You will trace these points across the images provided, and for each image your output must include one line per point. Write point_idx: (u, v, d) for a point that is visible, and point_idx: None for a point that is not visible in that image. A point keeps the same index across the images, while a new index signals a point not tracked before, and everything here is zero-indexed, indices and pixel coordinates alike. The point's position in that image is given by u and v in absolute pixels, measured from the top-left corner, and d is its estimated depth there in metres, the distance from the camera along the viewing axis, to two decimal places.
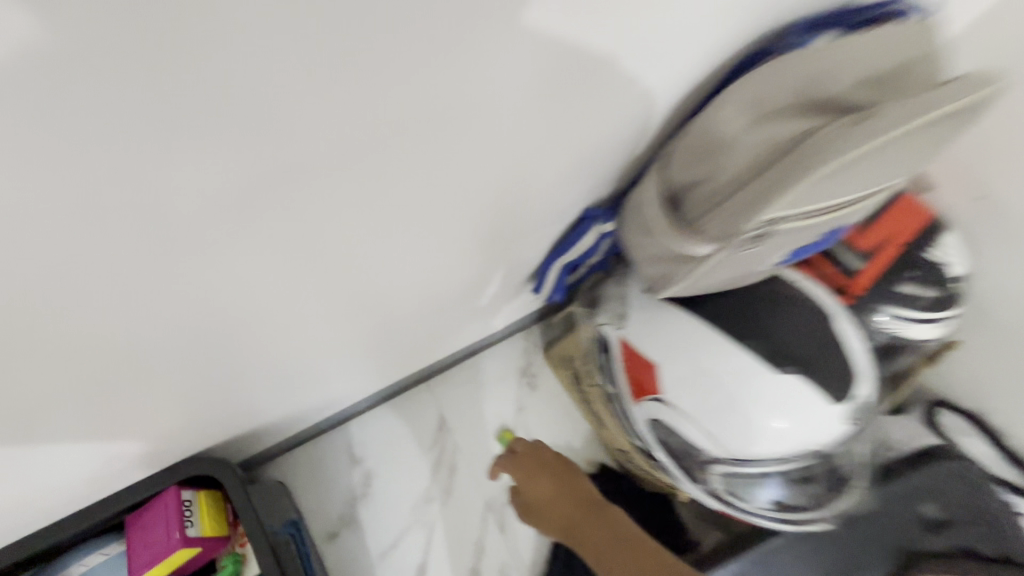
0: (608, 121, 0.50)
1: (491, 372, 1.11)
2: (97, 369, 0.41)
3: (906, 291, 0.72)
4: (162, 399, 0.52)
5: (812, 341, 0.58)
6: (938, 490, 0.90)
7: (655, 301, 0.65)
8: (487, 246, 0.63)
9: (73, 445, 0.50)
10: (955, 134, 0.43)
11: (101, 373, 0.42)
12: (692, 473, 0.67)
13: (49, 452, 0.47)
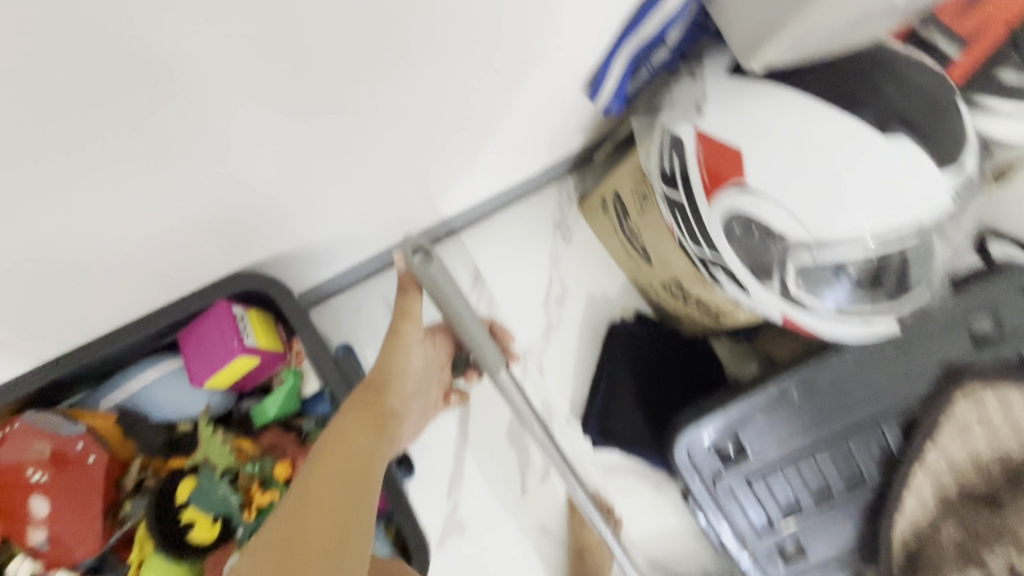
0: (549, 39, 0.57)
1: (522, 226, 1.05)
2: (125, 98, 0.36)
3: (1006, 80, 0.64)
4: (195, 169, 0.46)
5: (925, 103, 0.52)
6: (995, 301, 0.77)
7: (734, 85, 0.58)
8: (542, 43, 0.58)
9: (115, 220, 0.46)
10: None
11: (130, 101, 0.37)
12: (764, 273, 0.62)
13: (120, 220, 0.46)
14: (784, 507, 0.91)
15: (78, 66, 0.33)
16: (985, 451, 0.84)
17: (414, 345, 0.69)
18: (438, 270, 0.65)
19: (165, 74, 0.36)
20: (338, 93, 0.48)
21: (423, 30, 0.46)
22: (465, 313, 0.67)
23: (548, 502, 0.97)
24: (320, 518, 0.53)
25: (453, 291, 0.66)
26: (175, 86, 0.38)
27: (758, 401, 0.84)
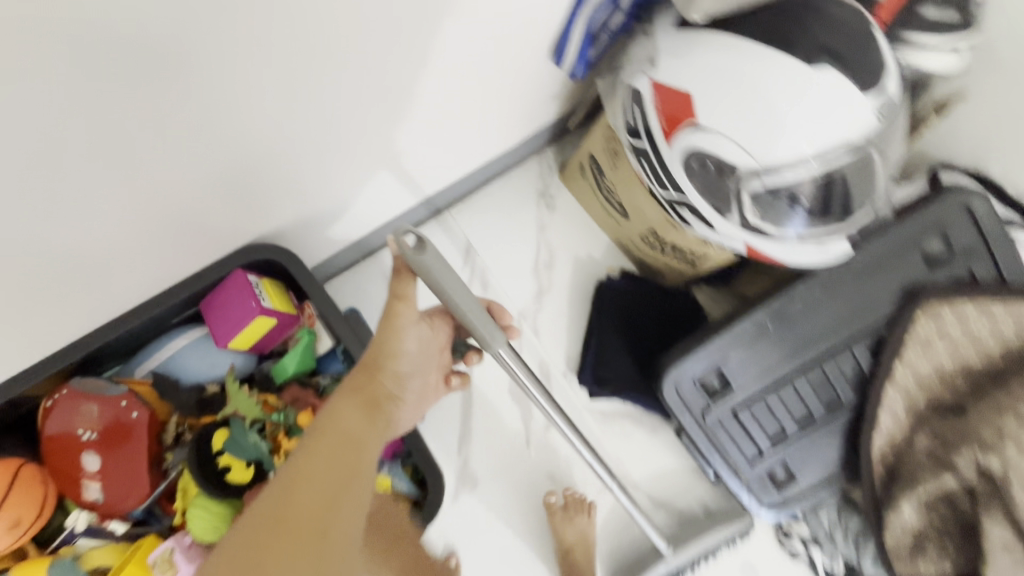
0: (515, 14, 0.64)
1: (508, 199, 1.12)
2: (156, 91, 0.43)
3: (929, 15, 0.71)
4: (213, 151, 0.53)
5: (849, 38, 0.59)
6: (943, 223, 0.84)
7: (682, 39, 0.64)
8: (510, 18, 0.64)
9: (145, 201, 0.52)
10: None
11: (161, 93, 0.43)
12: (723, 206, 0.68)
13: (149, 201, 0.53)
14: (771, 435, 0.98)
15: (118, 61, 0.38)
16: (948, 364, 0.91)
17: (409, 328, 0.70)
18: (435, 257, 0.64)
19: (187, 66, 0.42)
20: (333, 78, 0.54)
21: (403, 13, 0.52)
22: (464, 296, 0.66)
23: (553, 451, 1.04)
24: (312, 485, 0.56)
25: (450, 275, 0.65)
26: (195, 74, 0.44)
27: (735, 335, 0.92)
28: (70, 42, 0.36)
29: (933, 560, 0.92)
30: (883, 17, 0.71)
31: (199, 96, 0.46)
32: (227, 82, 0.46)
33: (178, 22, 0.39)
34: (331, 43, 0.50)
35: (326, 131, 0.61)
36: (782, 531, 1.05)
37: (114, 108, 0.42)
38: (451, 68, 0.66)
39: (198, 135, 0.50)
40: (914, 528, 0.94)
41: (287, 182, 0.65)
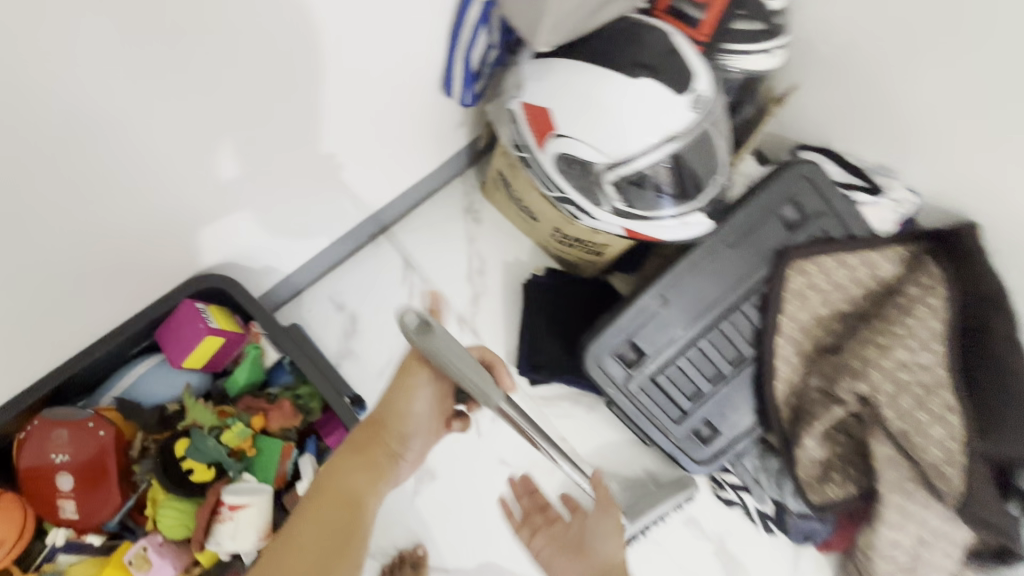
0: (400, 65, 0.78)
1: (437, 218, 1.24)
2: (95, 160, 0.54)
3: (740, 28, 0.88)
4: (151, 203, 0.64)
5: (662, 56, 0.74)
6: (792, 193, 1.01)
7: (538, 68, 0.79)
8: (396, 68, 0.78)
9: (93, 250, 0.63)
10: None
11: (99, 162, 0.54)
12: (594, 197, 0.82)
13: (97, 249, 0.63)
14: (689, 395, 1.10)
15: (60, 142, 0.50)
16: (823, 311, 1.05)
17: (417, 391, 0.75)
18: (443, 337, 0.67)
19: (121, 139, 0.54)
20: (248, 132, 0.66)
21: (300, 75, 0.65)
22: (468, 374, 0.67)
23: (503, 439, 1.14)
24: None
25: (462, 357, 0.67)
26: (127, 145, 0.55)
27: (640, 309, 1.05)
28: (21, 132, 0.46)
29: (838, 485, 1.06)
30: (702, 37, 0.88)
31: (132, 160, 0.57)
32: (154, 143, 0.57)
33: (107, 107, 0.50)
34: (242, 106, 0.62)
35: (251, 177, 0.73)
36: (716, 483, 1.17)
37: (60, 176, 0.53)
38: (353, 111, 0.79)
39: (135, 188, 0.60)
40: (821, 459, 1.08)
41: (222, 223, 0.76)
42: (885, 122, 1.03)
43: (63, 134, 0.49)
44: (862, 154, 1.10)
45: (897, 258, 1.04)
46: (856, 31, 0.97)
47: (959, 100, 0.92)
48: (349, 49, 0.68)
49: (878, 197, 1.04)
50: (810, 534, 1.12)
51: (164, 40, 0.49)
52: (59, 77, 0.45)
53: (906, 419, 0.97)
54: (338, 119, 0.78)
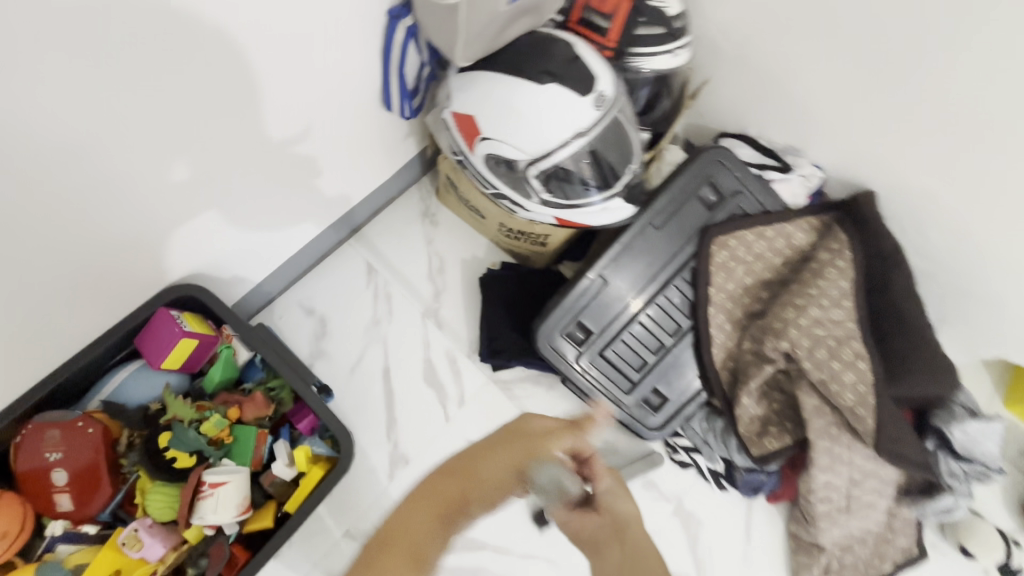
0: (339, 87, 0.88)
1: (396, 223, 1.34)
2: (72, 188, 0.63)
3: (643, 33, 0.99)
4: (124, 223, 0.73)
5: (567, 63, 0.84)
6: (708, 176, 1.12)
7: (461, 81, 0.89)
8: (337, 90, 0.88)
9: (74, 266, 0.71)
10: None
11: (75, 190, 0.63)
12: (523, 191, 0.93)
13: (77, 266, 0.72)
14: (636, 366, 1.20)
15: (40, 174, 0.59)
16: (748, 281, 1.17)
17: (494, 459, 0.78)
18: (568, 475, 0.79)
19: (92, 168, 0.63)
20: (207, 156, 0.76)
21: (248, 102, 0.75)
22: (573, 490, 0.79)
23: (470, 421, 1.23)
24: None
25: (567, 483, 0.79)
26: (98, 173, 0.64)
27: (583, 290, 1.15)
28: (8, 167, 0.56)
29: (775, 436, 1.16)
30: (610, 43, 1.00)
31: (104, 186, 0.66)
32: (121, 167, 0.66)
33: (79, 142, 0.60)
34: (197, 133, 0.72)
35: (212, 195, 0.82)
36: (670, 447, 1.27)
37: (42, 203, 0.61)
38: (302, 131, 0.88)
39: (108, 210, 0.69)
40: (759, 416, 1.18)
41: (190, 237, 0.85)
42: (787, 108, 1.15)
43: (43, 167, 0.59)
44: (773, 138, 1.22)
45: (809, 227, 1.16)
46: (748, 30, 1.09)
47: (843, 84, 1.04)
48: (291, 76, 0.78)
49: (787, 174, 1.16)
50: (759, 486, 1.22)
51: (124, 83, 0.59)
52: (37, 120, 0.55)
53: (822, 368, 1.08)
54: (289, 138, 0.87)
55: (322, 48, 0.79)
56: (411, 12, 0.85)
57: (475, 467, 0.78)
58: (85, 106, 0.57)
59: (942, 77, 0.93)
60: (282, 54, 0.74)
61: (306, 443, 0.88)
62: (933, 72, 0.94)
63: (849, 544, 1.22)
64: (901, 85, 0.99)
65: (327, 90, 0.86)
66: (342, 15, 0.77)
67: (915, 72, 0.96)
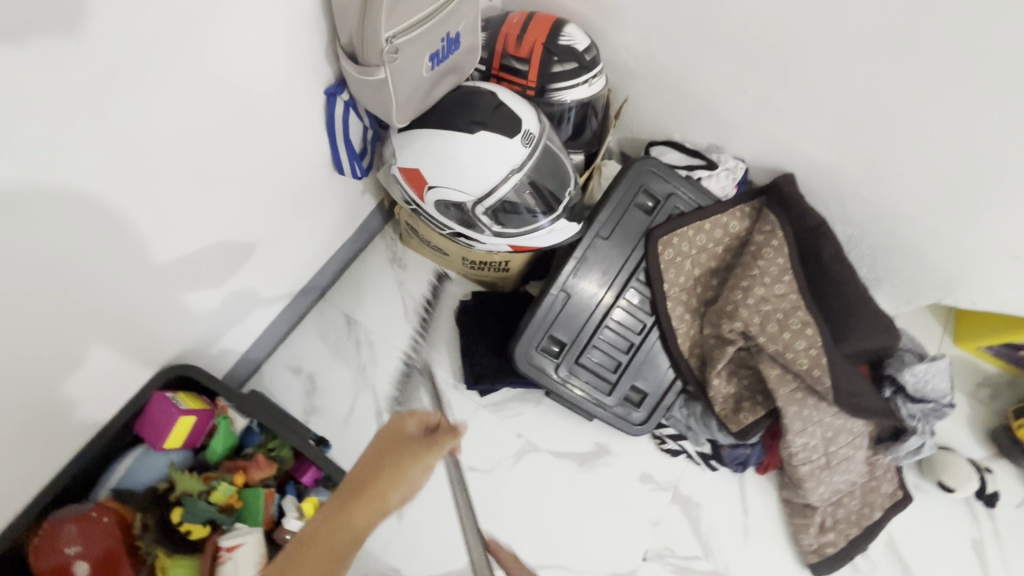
0: (291, 163, 0.96)
1: (367, 274, 1.41)
2: (62, 300, 0.69)
3: (558, 70, 1.10)
4: (110, 322, 0.79)
5: (494, 110, 0.94)
6: (644, 184, 1.23)
7: (402, 140, 0.98)
8: (289, 166, 0.96)
9: (70, 370, 0.77)
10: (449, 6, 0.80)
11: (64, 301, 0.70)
12: (476, 227, 1.01)
13: (73, 370, 0.77)
14: (612, 368, 1.28)
15: (30, 294, 0.65)
16: (697, 272, 1.27)
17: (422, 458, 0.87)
18: None
19: (77, 278, 0.70)
20: (179, 248, 0.83)
21: (211, 194, 0.83)
22: None
23: (467, 447, 1.29)
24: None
25: None
26: (83, 281, 0.71)
27: (550, 306, 1.23)
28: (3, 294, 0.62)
29: (750, 411, 1.25)
30: (531, 85, 1.12)
31: (90, 292, 0.73)
32: (104, 269, 0.73)
33: (60, 257, 0.66)
34: (168, 229, 0.79)
35: (190, 281, 0.89)
36: (658, 438, 1.34)
37: (36, 319, 0.68)
38: (263, 208, 0.96)
39: (97, 312, 0.75)
40: (732, 394, 1.27)
41: (172, 323, 0.91)
42: (702, 113, 1.27)
43: (32, 287, 0.65)
44: (696, 139, 1.33)
45: (742, 214, 1.27)
46: (653, 51, 1.21)
47: (743, 84, 1.16)
48: (244, 163, 0.86)
49: (714, 170, 1.28)
50: (745, 460, 1.30)
51: (94, 200, 0.66)
52: (22, 247, 0.61)
53: (775, 340, 1.16)
54: (252, 218, 0.95)
55: (270, 134, 0.87)
56: (347, 88, 0.94)
57: (383, 493, 0.79)
58: (62, 226, 0.64)
59: (826, 68, 1.05)
60: (235, 146, 0.82)
61: (313, 495, 0.93)
62: (816, 66, 1.06)
63: (838, 499, 1.30)
64: (791, 78, 1.11)
65: (280, 168, 0.94)
66: (282, 100, 0.86)
67: (802, 68, 1.08)
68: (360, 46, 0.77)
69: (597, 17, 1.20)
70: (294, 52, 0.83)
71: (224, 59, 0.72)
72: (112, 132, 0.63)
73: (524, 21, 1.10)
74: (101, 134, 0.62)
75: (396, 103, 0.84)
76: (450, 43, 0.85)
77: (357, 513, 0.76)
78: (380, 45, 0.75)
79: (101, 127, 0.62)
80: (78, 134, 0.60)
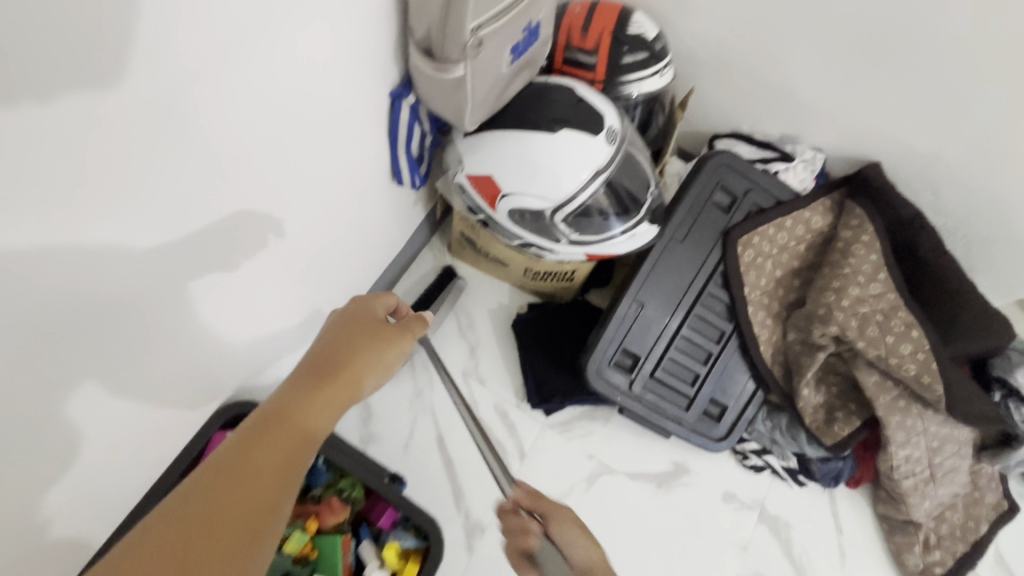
0: (351, 175, 0.88)
1: (416, 289, 1.32)
2: (121, 339, 0.62)
3: (629, 61, 1.01)
4: (168, 357, 0.71)
5: (573, 107, 0.86)
6: (719, 180, 1.14)
7: (471, 145, 0.90)
8: (348, 178, 0.88)
9: (127, 412, 0.69)
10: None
11: (125, 339, 0.62)
12: (552, 235, 0.92)
13: (129, 412, 0.70)
14: (689, 380, 1.18)
15: (93, 335, 0.57)
16: (778, 273, 1.18)
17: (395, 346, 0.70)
18: None
19: (139, 313, 0.62)
20: (239, 271, 0.75)
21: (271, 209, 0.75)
22: None
23: (535, 471, 1.20)
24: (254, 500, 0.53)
25: None
26: (145, 316, 0.63)
27: (623, 317, 1.14)
28: (68, 336, 0.54)
29: (845, 421, 1.15)
30: (599, 79, 1.03)
31: (150, 327, 0.65)
32: (169, 303, 0.65)
33: (126, 292, 0.58)
34: (229, 252, 0.71)
35: (249, 306, 0.82)
36: (740, 454, 1.24)
37: (96, 362, 0.60)
38: (321, 223, 0.89)
39: (157, 347, 0.68)
40: (822, 403, 1.17)
41: (230, 352, 0.83)
42: (775, 101, 1.17)
43: (97, 327, 0.57)
44: (767, 130, 1.24)
45: (824, 209, 1.18)
46: (723, 37, 1.11)
47: (828, 66, 1.07)
48: (305, 174, 0.78)
49: (791, 162, 1.18)
50: (837, 474, 1.20)
51: (162, 226, 0.58)
52: (92, 282, 0.54)
53: (877, 344, 1.08)
54: (309, 235, 0.87)
55: (332, 143, 0.80)
56: (413, 90, 0.87)
57: (356, 380, 0.62)
58: (130, 258, 0.56)
59: (925, 45, 0.96)
60: (299, 155, 0.74)
61: (393, 540, 0.85)
62: (914, 42, 0.97)
63: (941, 513, 1.19)
64: (883, 58, 1.01)
65: (340, 181, 0.86)
66: (346, 104, 0.78)
67: (896, 46, 0.98)
68: (440, 41, 0.68)
69: (661, 4, 1.11)
70: (359, 52, 0.75)
71: (295, 59, 0.65)
72: (185, 148, 0.56)
73: (590, 9, 1.01)
74: (174, 150, 0.55)
75: (471, 103, 0.76)
76: (530, 34, 0.77)
77: (327, 405, 0.59)
78: (464, 40, 0.67)
79: (176, 141, 0.54)
80: (148, 151, 0.52)
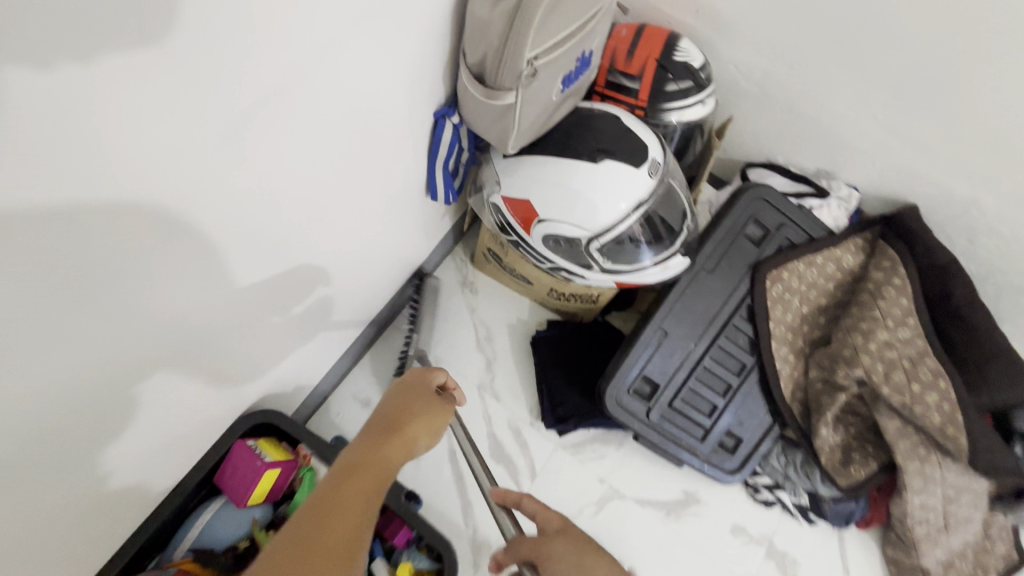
0: (388, 189, 0.88)
1: (436, 298, 1.32)
2: (164, 355, 0.61)
3: (672, 89, 1.00)
4: (204, 371, 0.71)
5: (616, 137, 0.86)
6: (751, 213, 1.13)
7: (509, 167, 0.89)
8: (385, 192, 0.87)
9: (161, 426, 0.69)
10: (589, 23, 0.72)
11: (167, 355, 0.61)
12: (585, 262, 0.91)
13: (162, 425, 0.69)
14: (707, 411, 1.17)
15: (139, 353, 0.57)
16: (805, 309, 1.17)
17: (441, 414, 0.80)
18: None
19: (183, 331, 0.61)
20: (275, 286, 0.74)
21: (310, 225, 0.74)
22: None
23: (545, 491, 1.20)
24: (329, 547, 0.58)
25: None
26: (188, 332, 0.62)
27: (645, 344, 1.13)
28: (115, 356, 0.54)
29: (861, 463, 1.14)
30: (641, 105, 1.02)
31: (191, 345, 0.64)
32: (212, 320, 0.65)
33: (172, 311, 0.58)
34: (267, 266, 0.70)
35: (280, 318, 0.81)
36: (751, 487, 1.23)
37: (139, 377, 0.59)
38: (355, 236, 0.88)
39: (194, 363, 0.67)
40: (839, 443, 1.16)
41: (258, 362, 0.83)
42: (814, 136, 1.16)
43: (143, 346, 0.57)
44: (802, 162, 1.22)
45: (856, 248, 1.16)
46: (767, 69, 1.10)
47: (872, 107, 1.05)
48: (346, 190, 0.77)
49: (825, 199, 1.17)
50: (848, 515, 1.19)
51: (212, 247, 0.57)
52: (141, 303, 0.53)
53: (902, 391, 1.06)
54: (342, 248, 0.86)
55: (375, 159, 0.79)
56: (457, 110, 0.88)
57: (412, 440, 0.72)
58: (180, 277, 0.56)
59: (975, 94, 0.95)
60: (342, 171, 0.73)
61: (407, 559, 0.85)
62: (963, 91, 0.95)
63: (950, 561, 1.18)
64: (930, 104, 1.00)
65: (377, 195, 0.85)
66: (391, 122, 0.77)
67: (944, 93, 0.97)
68: (494, 68, 0.67)
69: (706, 31, 1.10)
70: (410, 69, 0.74)
71: (350, 80, 0.64)
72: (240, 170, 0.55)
73: (636, 33, 1.00)
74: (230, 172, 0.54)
75: (518, 129, 0.75)
76: (582, 62, 0.76)
77: (388, 457, 0.68)
78: (520, 69, 0.66)
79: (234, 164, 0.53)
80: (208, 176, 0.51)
